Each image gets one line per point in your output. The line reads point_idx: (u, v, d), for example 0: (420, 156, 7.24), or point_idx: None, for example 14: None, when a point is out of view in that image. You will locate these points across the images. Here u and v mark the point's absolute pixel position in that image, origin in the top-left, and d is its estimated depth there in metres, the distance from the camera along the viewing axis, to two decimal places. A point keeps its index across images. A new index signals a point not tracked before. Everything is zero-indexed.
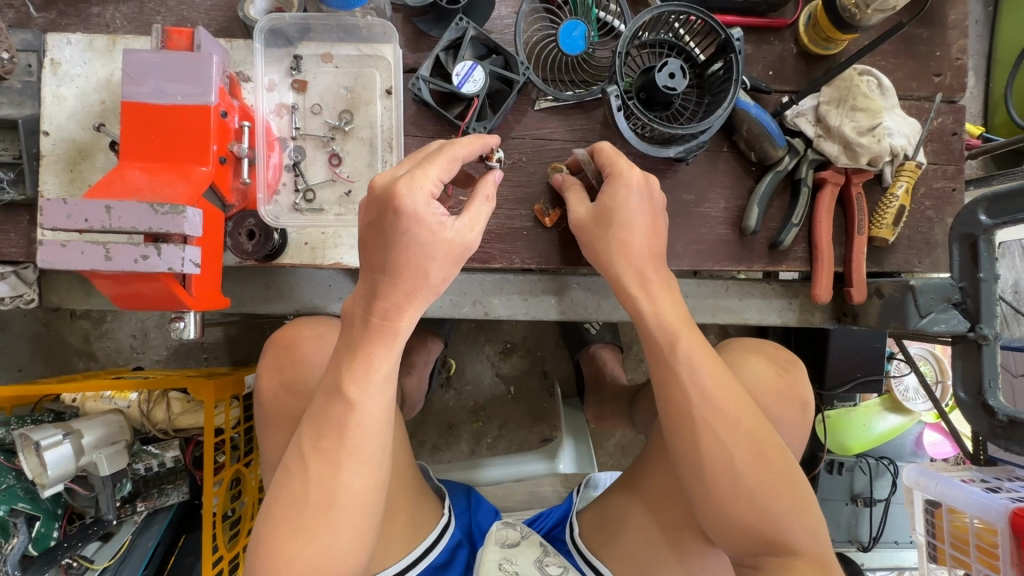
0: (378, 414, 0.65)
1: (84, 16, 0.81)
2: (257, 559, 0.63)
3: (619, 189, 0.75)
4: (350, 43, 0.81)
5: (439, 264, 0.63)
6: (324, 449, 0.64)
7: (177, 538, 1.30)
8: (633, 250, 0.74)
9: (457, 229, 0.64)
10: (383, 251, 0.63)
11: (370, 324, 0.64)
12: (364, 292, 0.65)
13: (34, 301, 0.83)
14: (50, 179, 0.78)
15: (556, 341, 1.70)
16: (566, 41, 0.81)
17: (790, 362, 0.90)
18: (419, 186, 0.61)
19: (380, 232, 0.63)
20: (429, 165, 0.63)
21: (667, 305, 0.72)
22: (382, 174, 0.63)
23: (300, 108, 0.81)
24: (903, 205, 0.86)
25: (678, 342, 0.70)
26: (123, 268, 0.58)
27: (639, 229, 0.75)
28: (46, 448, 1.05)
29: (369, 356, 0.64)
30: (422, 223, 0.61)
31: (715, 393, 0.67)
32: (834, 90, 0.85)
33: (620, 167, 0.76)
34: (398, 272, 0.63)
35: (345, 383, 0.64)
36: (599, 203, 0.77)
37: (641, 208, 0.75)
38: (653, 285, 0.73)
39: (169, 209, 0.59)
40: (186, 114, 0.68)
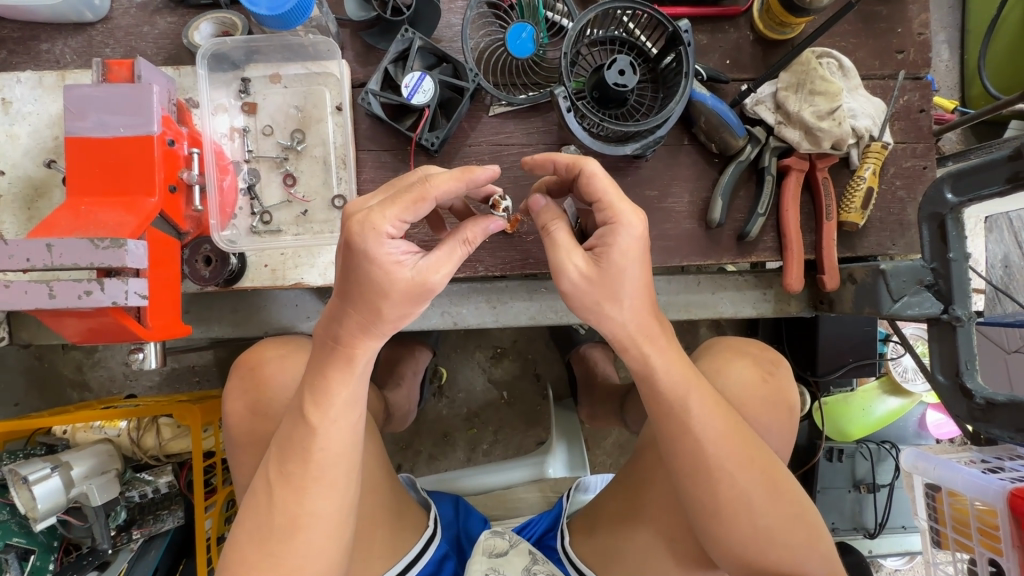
0: (345, 438, 0.64)
1: (34, 53, 0.81)
2: None
3: (626, 248, 0.59)
4: (298, 62, 0.81)
5: (393, 302, 0.57)
6: (289, 474, 0.63)
7: (176, 562, 1.31)
8: (641, 311, 0.63)
9: (417, 267, 0.56)
10: (346, 278, 0.57)
11: (329, 348, 0.61)
12: (329, 313, 0.61)
13: (4, 339, 0.87)
14: (8, 219, 0.79)
15: (546, 343, 1.69)
16: (515, 44, 0.80)
17: (774, 364, 0.88)
18: (371, 228, 0.53)
19: (344, 260, 0.57)
20: (391, 203, 0.54)
21: (676, 359, 0.66)
22: (356, 200, 0.57)
23: (251, 131, 0.81)
24: (871, 186, 0.84)
25: (687, 400, 0.65)
26: (67, 304, 0.58)
27: (641, 292, 0.62)
28: (35, 482, 1.05)
29: (328, 379, 0.62)
30: (375, 262, 0.54)
31: (709, 413, 0.66)
32: (792, 75, 0.83)
33: (622, 211, 0.59)
34: (354, 300, 0.57)
35: (306, 409, 0.63)
36: (598, 255, 0.60)
37: (643, 264, 0.61)
38: (656, 337, 0.65)
39: (109, 243, 0.59)
40: (131, 147, 0.68)
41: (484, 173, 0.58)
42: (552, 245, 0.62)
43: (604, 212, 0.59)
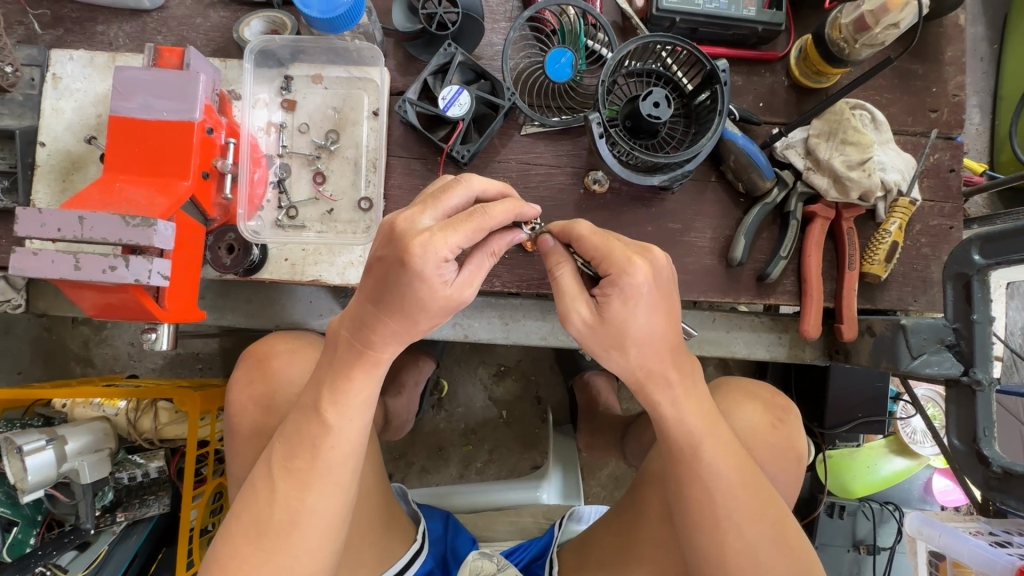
0: (355, 440, 0.64)
1: (89, 34, 0.84)
2: None
3: (625, 297, 0.58)
4: (340, 65, 0.83)
5: (429, 315, 0.57)
6: (295, 469, 0.62)
7: (155, 552, 1.35)
8: (652, 351, 0.61)
9: (457, 284, 0.57)
10: (381, 292, 0.57)
11: (353, 349, 0.61)
12: (355, 316, 0.60)
13: (22, 306, 0.88)
14: (41, 188, 0.80)
15: (550, 365, 1.70)
16: (553, 68, 0.82)
17: (785, 411, 0.84)
18: (435, 250, 0.52)
19: (383, 273, 0.56)
20: (453, 228, 0.54)
21: (690, 404, 0.65)
22: (404, 215, 0.55)
23: (288, 127, 0.82)
24: (895, 241, 0.84)
25: (700, 444, 0.64)
26: (90, 277, 0.59)
27: (655, 335, 0.61)
28: (29, 453, 1.07)
29: (349, 379, 0.61)
30: (428, 284, 0.54)
31: (724, 455, 0.64)
32: (824, 123, 0.84)
33: (618, 260, 0.58)
34: (389, 308, 0.57)
35: (323, 405, 0.62)
36: (601, 303, 0.60)
37: (650, 309, 0.59)
38: (674, 377, 0.63)
39: (140, 222, 0.60)
40: (172, 131, 0.69)
41: (530, 209, 0.60)
42: (558, 291, 0.63)
43: (603, 264, 0.59)
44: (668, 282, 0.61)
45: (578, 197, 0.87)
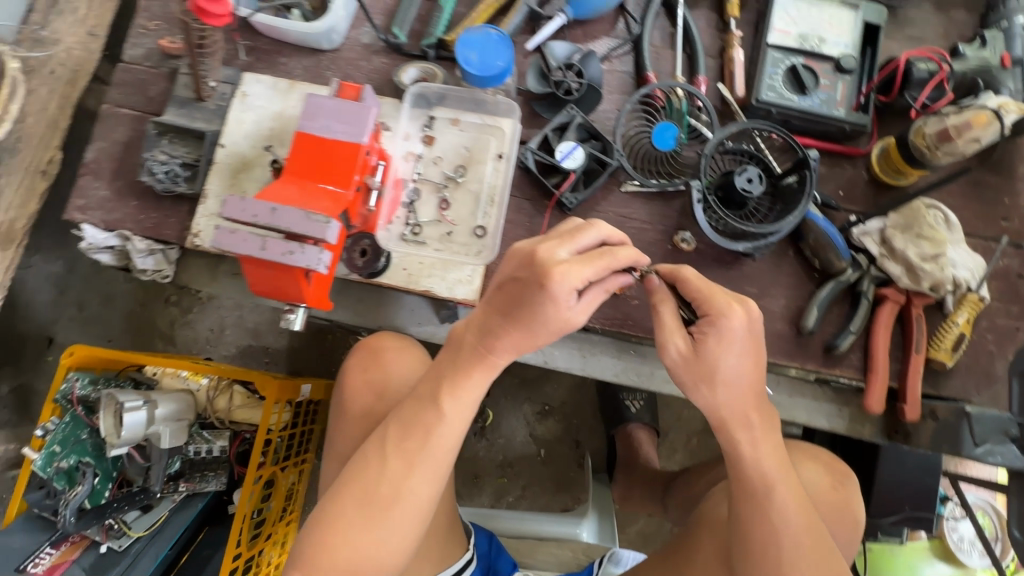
0: (460, 431, 0.73)
1: (274, 64, 1.01)
2: (320, 532, 0.70)
3: (721, 337, 0.69)
4: (477, 112, 0.96)
5: (546, 331, 0.69)
6: (406, 450, 0.71)
7: (199, 531, 1.40)
8: (737, 390, 0.71)
9: (574, 310, 0.69)
10: (512, 306, 0.69)
11: (476, 352, 0.72)
12: (484, 323, 0.72)
13: (168, 278, 1.02)
14: (214, 182, 0.95)
15: (593, 412, 1.75)
16: (659, 138, 0.94)
17: (845, 476, 0.88)
18: (571, 277, 0.66)
19: (514, 291, 0.69)
20: (588, 264, 0.67)
21: (767, 450, 0.72)
22: (545, 246, 0.68)
23: (425, 158, 0.96)
24: (962, 332, 0.90)
25: (773, 487, 0.70)
26: (274, 257, 0.71)
27: (743, 376, 0.71)
28: (128, 411, 1.21)
29: (468, 375, 0.72)
30: (556, 305, 0.67)
31: (791, 503, 0.70)
32: (901, 216, 0.92)
33: (719, 304, 0.69)
34: (519, 320, 0.69)
35: (441, 396, 0.72)
36: (697, 340, 0.71)
37: (740, 352, 0.70)
38: (753, 422, 0.72)
39: (320, 218, 0.72)
40: (344, 149, 0.83)
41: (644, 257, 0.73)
42: (658, 323, 0.73)
43: (703, 305, 0.71)
44: (760, 332, 0.71)
45: (665, 252, 0.96)
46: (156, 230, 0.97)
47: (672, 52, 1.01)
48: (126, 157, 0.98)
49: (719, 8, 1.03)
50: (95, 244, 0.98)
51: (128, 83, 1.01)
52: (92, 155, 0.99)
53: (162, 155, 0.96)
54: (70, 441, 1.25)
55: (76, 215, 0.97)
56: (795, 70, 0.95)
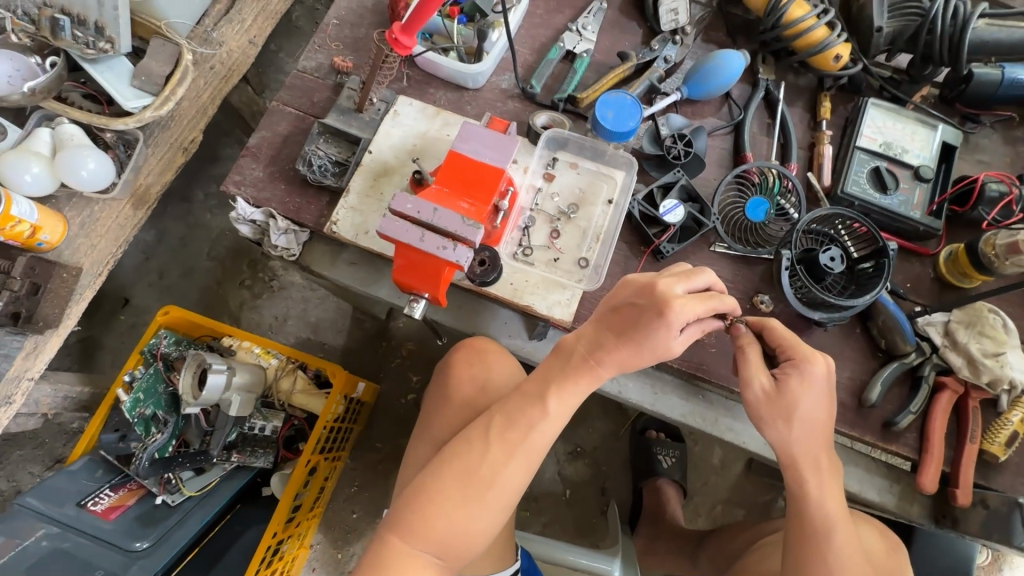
0: (557, 430, 0.81)
1: (423, 92, 1.17)
2: (419, 502, 0.77)
3: (804, 377, 0.78)
4: (595, 161, 1.09)
5: (652, 352, 0.79)
6: (508, 439, 0.79)
7: (233, 506, 1.44)
8: (810, 433, 0.79)
9: (678, 341, 0.79)
10: (626, 327, 0.79)
11: (584, 362, 0.81)
12: (595, 337, 0.82)
13: (293, 257, 1.14)
14: (357, 180, 1.07)
15: (623, 461, 1.78)
16: (751, 210, 1.07)
17: (896, 544, 0.94)
18: (691, 308, 0.76)
19: (632, 315, 0.79)
20: (698, 301, 0.78)
21: (830, 494, 0.80)
22: (665, 281, 0.79)
23: (543, 192, 1.08)
24: (1016, 430, 0.96)
25: (834, 527, 0.78)
26: (431, 249, 0.83)
27: (816, 419, 0.79)
28: (213, 372, 1.27)
29: (575, 382, 0.81)
30: (669, 331, 0.77)
31: (849, 552, 0.78)
32: (965, 313, 1.01)
33: (805, 351, 0.80)
34: (630, 339, 0.79)
35: (547, 395, 0.80)
36: (780, 379, 0.79)
37: (817, 397, 0.79)
38: (821, 467, 0.80)
39: (472, 224, 0.84)
40: (490, 170, 0.95)
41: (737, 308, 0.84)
42: (743, 361, 0.82)
43: (788, 350, 0.81)
44: (833, 385, 0.81)
45: (743, 310, 1.06)
46: (296, 213, 1.09)
47: (768, 139, 1.16)
48: (284, 147, 1.13)
49: (812, 110, 1.19)
50: (241, 216, 1.11)
51: (297, 88, 1.17)
52: (255, 141, 1.13)
53: (319, 150, 1.11)
54: (151, 391, 1.34)
55: (230, 189, 1.10)
56: (878, 172, 1.08)
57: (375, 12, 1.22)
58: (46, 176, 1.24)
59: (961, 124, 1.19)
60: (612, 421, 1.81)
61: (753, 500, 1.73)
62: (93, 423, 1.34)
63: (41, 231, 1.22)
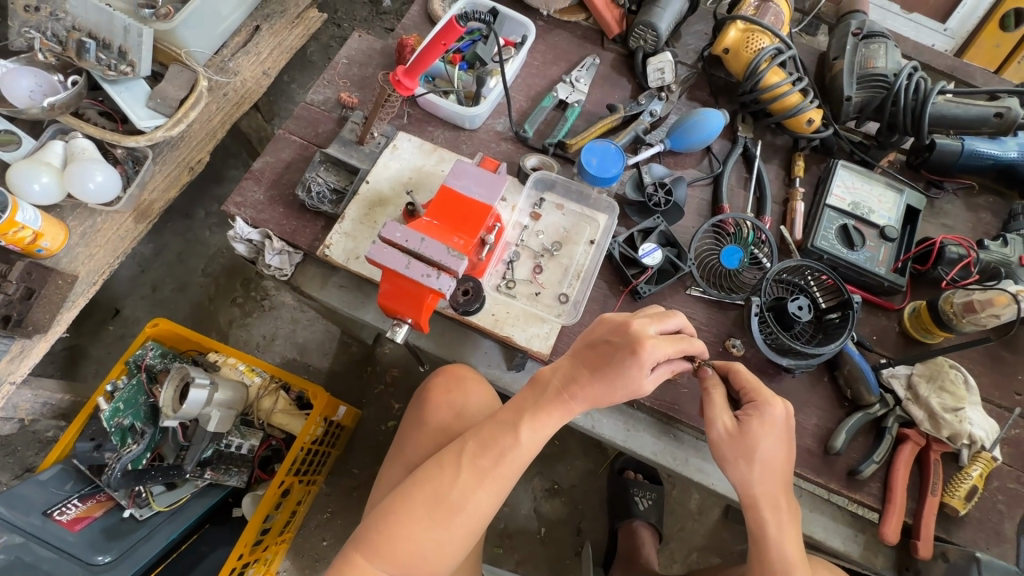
0: (527, 460, 0.83)
1: (423, 130, 1.24)
2: (386, 521, 0.79)
3: (764, 419, 0.81)
4: (580, 203, 1.16)
5: (624, 388, 0.81)
6: (479, 466, 0.81)
7: (201, 525, 1.42)
8: (770, 474, 0.81)
9: (649, 379, 0.82)
10: (600, 363, 0.82)
11: (559, 395, 0.84)
12: (569, 371, 0.85)
13: (285, 277, 1.17)
14: (353, 207, 1.13)
15: (600, 501, 1.77)
16: (726, 257, 1.12)
17: None
18: (659, 348, 0.80)
19: (606, 352, 0.83)
20: (666, 342, 0.81)
21: (790, 536, 0.82)
22: (638, 321, 0.83)
23: (529, 229, 1.13)
24: (975, 485, 0.98)
25: (793, 571, 0.80)
26: (415, 277, 0.87)
27: (775, 460, 0.82)
28: (195, 386, 1.28)
29: (549, 413, 0.83)
30: (641, 369, 0.80)
31: None
32: (926, 367, 1.05)
33: (767, 393, 0.83)
34: (603, 376, 0.82)
35: (520, 425, 0.83)
36: (742, 419, 0.82)
37: (777, 439, 0.82)
38: (781, 510, 0.82)
39: (456, 254, 0.89)
40: (478, 206, 1.00)
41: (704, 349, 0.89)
42: (707, 401, 0.85)
43: (750, 392, 0.84)
44: (790, 428, 0.84)
45: (716, 353, 1.10)
46: (292, 235, 1.14)
47: (744, 192, 1.23)
48: (285, 173, 1.18)
49: (787, 168, 1.27)
50: (238, 235, 1.15)
51: (303, 118, 1.24)
52: (259, 165, 1.19)
53: (319, 177, 1.16)
54: (131, 402, 1.34)
55: (231, 209, 1.15)
56: (846, 229, 1.15)
57: (383, 54, 1.31)
58: (54, 186, 1.29)
59: (926, 189, 1.27)
60: (591, 460, 1.81)
61: (728, 548, 1.72)
62: (69, 431, 1.34)
63: (42, 238, 1.25)
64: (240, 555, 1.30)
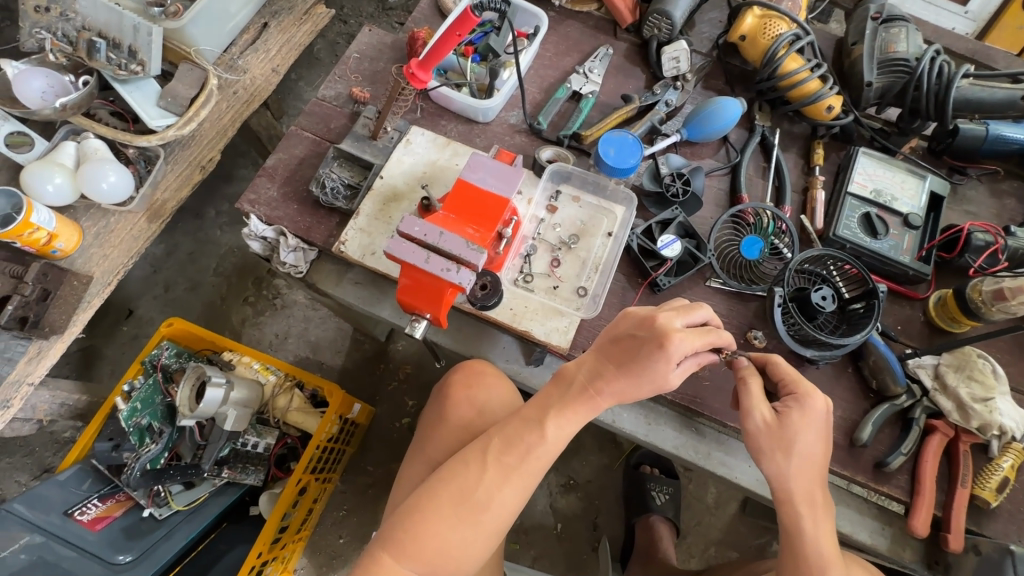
0: (552, 456, 0.82)
1: (435, 124, 1.23)
2: (411, 520, 0.78)
3: (805, 412, 0.80)
4: (597, 195, 1.14)
5: (652, 381, 0.80)
6: (505, 463, 0.80)
7: (219, 523, 1.42)
8: (807, 467, 0.80)
9: (677, 372, 0.81)
10: (627, 357, 0.81)
11: (584, 391, 0.83)
12: (596, 366, 0.83)
13: (300, 274, 1.17)
14: (367, 203, 1.12)
15: (616, 496, 1.76)
16: (746, 248, 1.10)
17: None
18: (692, 340, 0.79)
19: (633, 346, 0.81)
20: (697, 335, 0.80)
21: (824, 532, 0.80)
22: (664, 314, 0.81)
23: (546, 222, 1.12)
24: (1006, 477, 0.97)
25: (828, 567, 0.78)
26: (435, 271, 0.86)
27: (813, 454, 0.80)
28: (212, 386, 1.28)
29: (574, 410, 0.82)
30: (668, 364, 0.79)
31: None
32: (953, 357, 1.03)
33: (806, 386, 0.82)
34: (630, 370, 0.81)
35: (545, 421, 0.82)
36: (782, 413, 0.81)
37: (816, 434, 0.81)
38: (816, 505, 0.80)
39: (476, 248, 0.88)
40: (495, 199, 0.99)
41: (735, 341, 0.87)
42: (745, 393, 0.82)
43: (789, 385, 0.83)
44: (829, 421, 0.83)
45: (737, 345, 1.08)
46: (306, 232, 1.13)
47: (763, 182, 1.21)
48: (298, 169, 1.18)
49: (805, 156, 1.25)
50: (252, 233, 1.14)
51: (315, 114, 1.23)
52: (272, 162, 1.18)
53: (333, 174, 1.16)
54: (148, 402, 1.34)
55: (244, 206, 1.15)
56: (868, 217, 1.12)
57: (394, 48, 1.29)
58: (68, 187, 1.29)
59: (949, 175, 1.24)
60: (606, 455, 1.80)
61: (747, 543, 1.70)
62: (87, 432, 1.34)
63: (57, 239, 1.25)
64: (259, 553, 1.30)
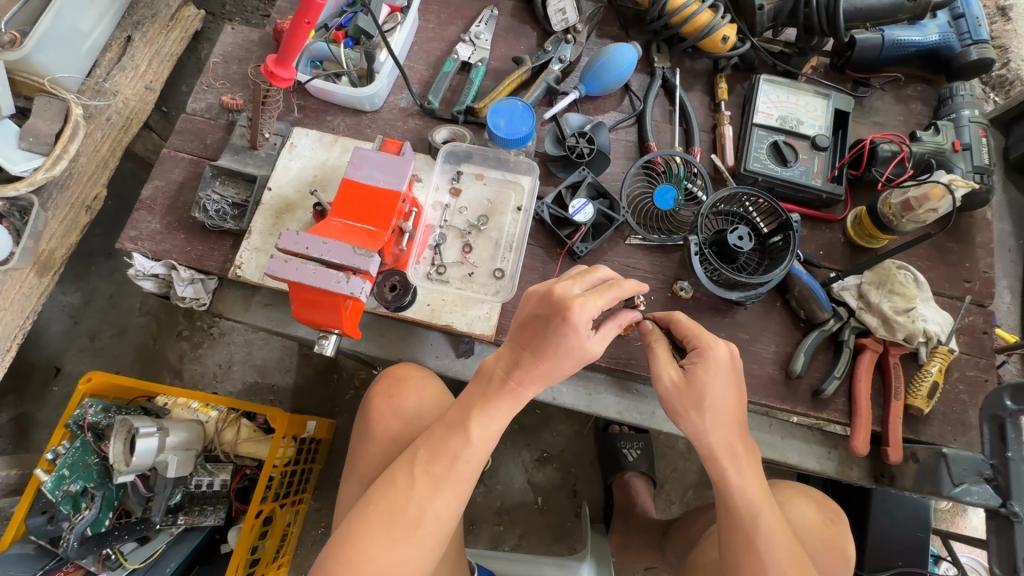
0: (481, 457, 0.79)
1: (320, 121, 1.14)
2: (341, 549, 0.74)
3: (710, 365, 0.79)
4: (500, 170, 1.09)
5: (564, 358, 0.77)
6: (433, 473, 0.77)
7: (190, 567, 1.40)
8: (723, 420, 0.80)
9: (592, 341, 0.77)
10: (536, 340, 0.77)
11: (503, 385, 0.79)
12: (509, 357, 0.80)
13: (204, 306, 1.09)
14: (258, 220, 1.04)
15: (591, 460, 1.77)
16: (659, 198, 1.06)
17: (835, 513, 0.95)
18: (589, 307, 0.75)
19: (539, 326, 0.78)
20: (599, 295, 0.76)
21: (751, 481, 0.80)
22: (561, 284, 0.78)
23: (451, 207, 1.06)
24: (936, 381, 0.98)
25: (759, 513, 0.78)
26: (324, 285, 0.80)
27: (726, 405, 0.80)
28: (142, 436, 1.21)
29: (496, 406, 0.79)
30: (578, 334, 0.75)
31: (775, 535, 0.78)
32: (874, 274, 1.03)
33: (706, 337, 0.81)
34: (542, 355, 0.77)
35: (468, 422, 0.79)
36: (689, 369, 0.80)
37: (726, 384, 0.80)
38: (739, 455, 0.80)
39: (364, 253, 0.82)
40: (384, 194, 0.91)
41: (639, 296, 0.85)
42: (652, 357, 0.83)
43: (693, 339, 0.82)
44: (739, 368, 0.82)
45: (665, 299, 1.06)
46: (200, 261, 1.05)
47: (670, 126, 1.17)
48: (179, 195, 1.08)
49: (710, 92, 1.21)
50: (140, 272, 1.04)
51: (187, 131, 1.13)
52: (148, 192, 1.08)
53: (215, 194, 1.06)
54: (78, 465, 1.26)
55: (127, 245, 1.06)
56: (777, 146, 1.10)
57: (262, 44, 1.19)
58: None
59: (854, 89, 1.23)
60: (575, 422, 1.80)
61: None
62: (18, 509, 1.25)
63: None
64: None
